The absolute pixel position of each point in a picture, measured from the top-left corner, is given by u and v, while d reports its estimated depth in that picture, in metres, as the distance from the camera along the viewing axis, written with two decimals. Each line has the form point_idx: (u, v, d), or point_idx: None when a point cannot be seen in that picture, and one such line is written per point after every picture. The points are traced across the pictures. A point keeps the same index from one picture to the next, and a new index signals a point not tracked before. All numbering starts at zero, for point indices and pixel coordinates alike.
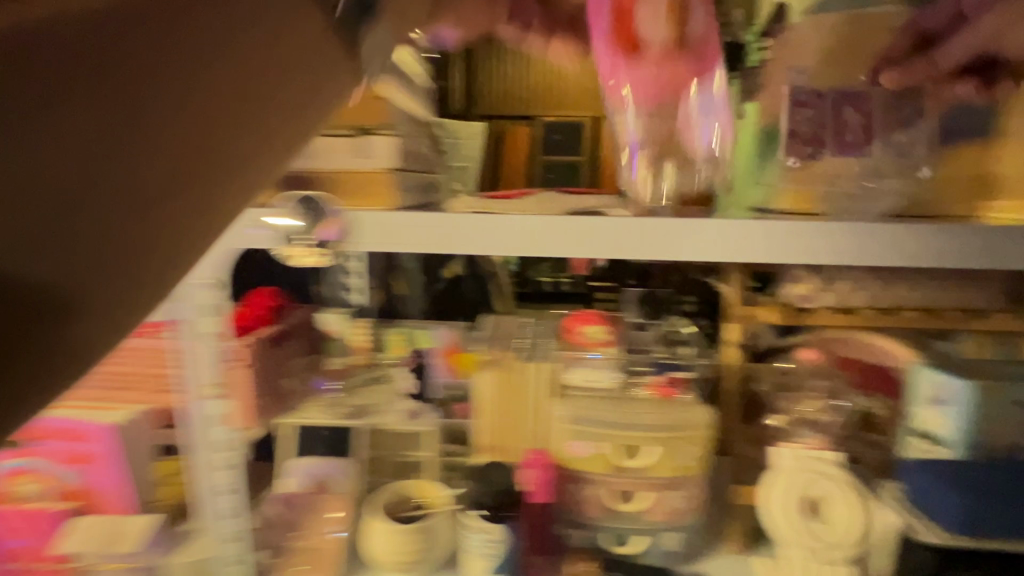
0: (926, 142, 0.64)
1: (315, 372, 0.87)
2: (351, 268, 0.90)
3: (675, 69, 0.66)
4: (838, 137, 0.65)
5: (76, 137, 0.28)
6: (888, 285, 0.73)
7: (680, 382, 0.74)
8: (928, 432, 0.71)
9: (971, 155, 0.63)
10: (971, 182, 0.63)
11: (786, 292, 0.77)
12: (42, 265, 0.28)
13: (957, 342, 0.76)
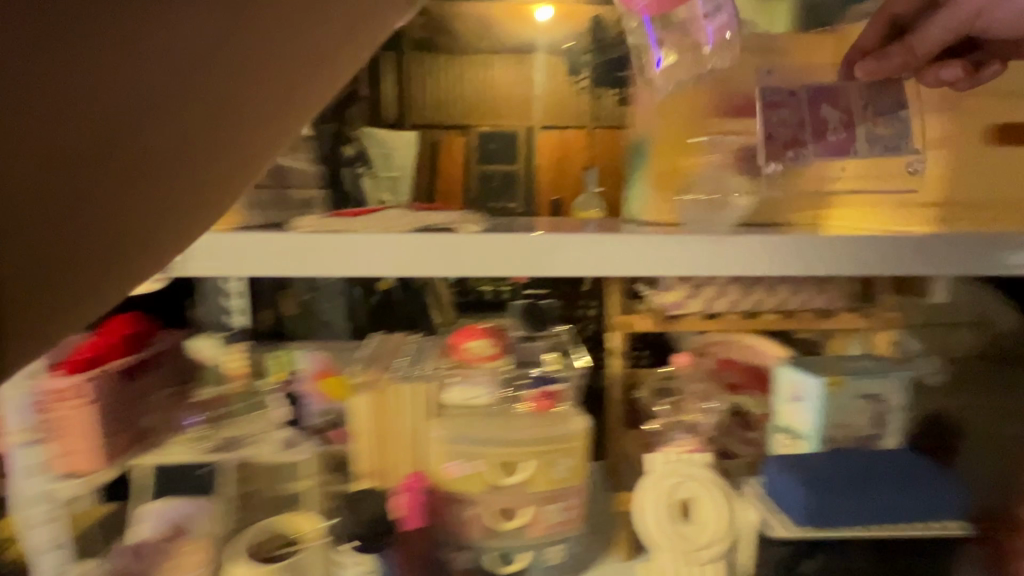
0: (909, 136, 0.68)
1: (182, 406, 0.79)
2: (228, 289, 0.84)
3: None
4: (815, 135, 0.68)
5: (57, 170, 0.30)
6: (751, 290, 0.78)
7: (553, 395, 0.74)
8: (790, 427, 0.79)
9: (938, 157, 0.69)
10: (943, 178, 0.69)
11: (657, 300, 0.81)
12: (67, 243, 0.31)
13: (907, 344, 0.82)
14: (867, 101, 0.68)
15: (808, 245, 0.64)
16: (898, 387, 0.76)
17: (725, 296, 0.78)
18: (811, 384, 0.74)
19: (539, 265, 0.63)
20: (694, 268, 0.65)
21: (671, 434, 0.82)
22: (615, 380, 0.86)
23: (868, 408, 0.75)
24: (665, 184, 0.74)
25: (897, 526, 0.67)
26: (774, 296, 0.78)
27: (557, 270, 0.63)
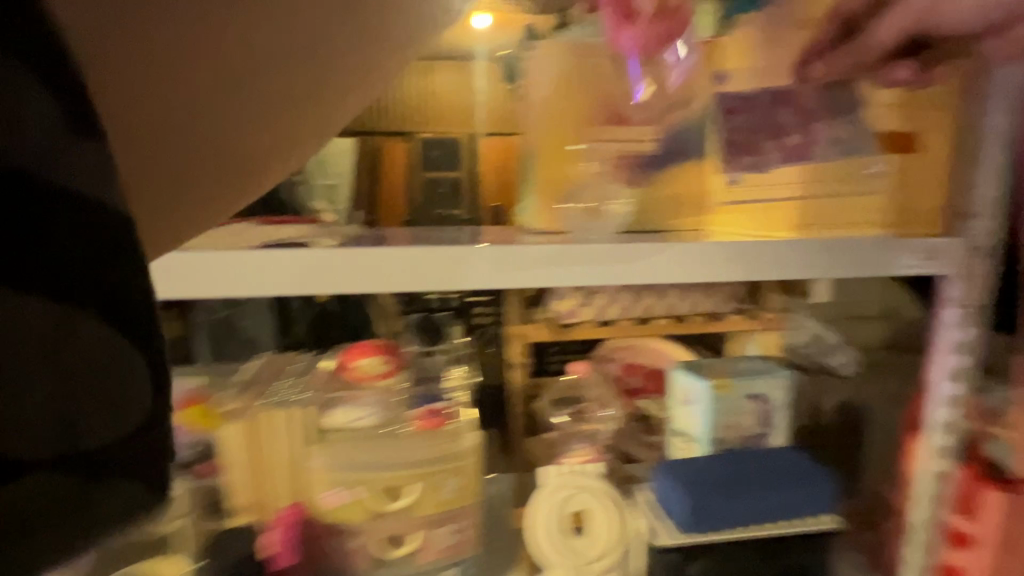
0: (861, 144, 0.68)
1: None
2: None
3: (658, 28, 0.65)
4: (779, 145, 0.71)
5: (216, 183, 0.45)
6: (642, 297, 0.80)
7: (443, 413, 0.71)
8: (684, 430, 0.80)
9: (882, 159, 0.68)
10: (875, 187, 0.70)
11: (553, 308, 0.82)
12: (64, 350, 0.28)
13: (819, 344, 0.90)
14: (818, 105, 0.68)
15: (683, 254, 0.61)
16: (782, 389, 0.77)
17: (617, 302, 0.79)
18: (698, 387, 0.75)
19: (444, 284, 0.59)
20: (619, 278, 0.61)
21: (572, 443, 0.81)
22: (517, 392, 0.87)
23: (755, 408, 0.77)
24: (552, 189, 0.72)
25: (773, 525, 0.66)
26: (663, 301, 0.80)
27: (437, 285, 0.59)
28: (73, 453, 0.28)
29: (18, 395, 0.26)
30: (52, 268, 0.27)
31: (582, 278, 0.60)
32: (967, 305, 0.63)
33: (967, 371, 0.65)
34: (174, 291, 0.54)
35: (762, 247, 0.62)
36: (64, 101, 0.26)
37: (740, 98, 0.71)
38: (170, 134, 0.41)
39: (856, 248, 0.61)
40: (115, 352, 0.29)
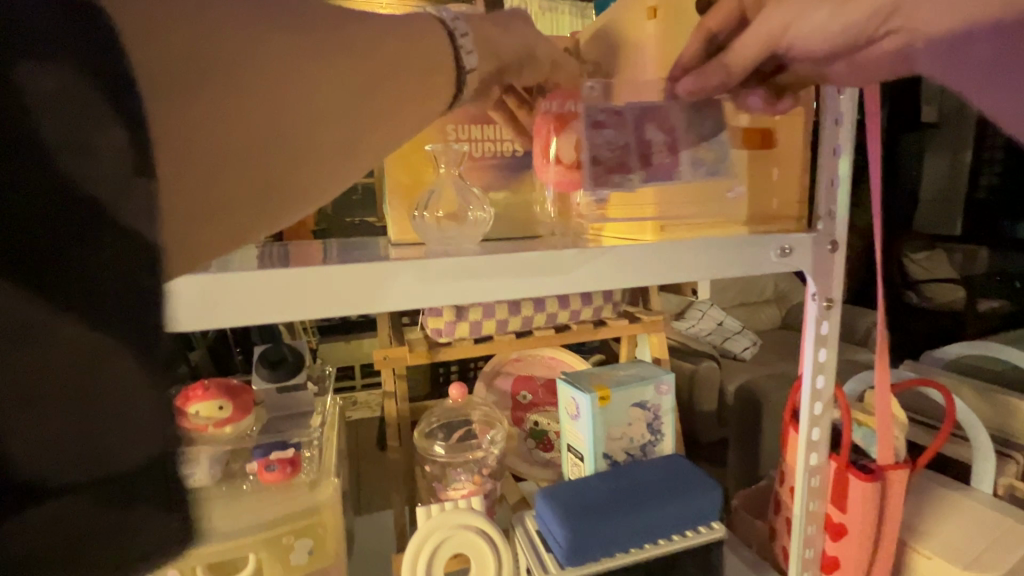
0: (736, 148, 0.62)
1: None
2: None
3: (571, 178, 0.63)
4: (643, 161, 0.61)
5: (219, 160, 0.30)
6: (522, 308, 0.74)
7: (290, 462, 0.60)
8: (574, 447, 0.75)
9: (757, 158, 0.62)
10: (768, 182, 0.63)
11: (425, 326, 0.74)
12: (116, 367, 0.23)
13: None
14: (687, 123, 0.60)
15: (557, 261, 0.51)
16: (667, 393, 0.75)
17: (493, 316, 0.73)
18: (583, 401, 0.70)
19: (357, 308, 0.45)
20: (511, 290, 0.50)
21: (454, 475, 0.73)
22: (390, 420, 0.76)
23: (641, 416, 0.74)
24: (409, 197, 0.65)
25: (660, 542, 0.62)
26: (542, 311, 0.75)
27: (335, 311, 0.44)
28: (103, 478, 0.24)
29: (43, 444, 0.22)
30: (111, 287, 0.23)
31: (487, 294, 0.49)
32: (823, 297, 0.62)
33: (829, 364, 0.65)
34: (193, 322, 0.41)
35: (641, 251, 0.53)
36: (121, 112, 0.23)
37: (608, 111, 0.60)
38: (324, 149, 0.34)
39: (736, 245, 0.57)
40: (143, 382, 0.24)
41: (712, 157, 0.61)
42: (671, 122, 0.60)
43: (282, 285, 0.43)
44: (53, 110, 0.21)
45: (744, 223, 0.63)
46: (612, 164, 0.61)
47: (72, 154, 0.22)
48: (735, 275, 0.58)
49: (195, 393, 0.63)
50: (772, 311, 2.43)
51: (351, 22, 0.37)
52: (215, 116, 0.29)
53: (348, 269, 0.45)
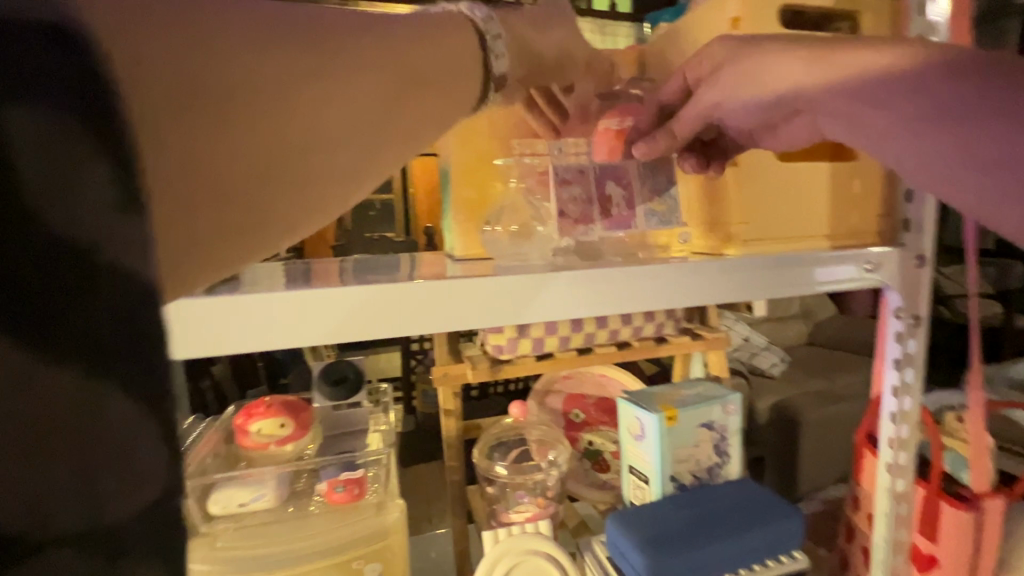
0: (810, 164, 0.61)
1: None
2: None
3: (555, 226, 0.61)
4: (607, 212, 0.62)
5: (219, 187, 0.27)
6: (581, 326, 0.73)
7: (357, 482, 0.59)
8: (638, 469, 0.72)
9: (832, 175, 0.61)
10: (845, 198, 0.62)
11: (486, 343, 0.73)
12: (120, 407, 0.19)
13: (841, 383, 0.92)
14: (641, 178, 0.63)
15: (646, 279, 0.49)
16: (734, 413, 0.72)
17: (555, 333, 0.72)
18: (650, 422, 0.68)
19: (362, 333, 0.42)
20: (609, 305, 0.49)
21: (515, 497, 0.71)
22: (450, 439, 0.75)
23: (708, 437, 0.71)
24: (475, 212, 0.63)
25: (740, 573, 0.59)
26: (603, 328, 0.74)
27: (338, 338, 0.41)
28: (101, 540, 0.19)
29: (29, 490, 0.18)
30: (92, 338, 0.19)
31: (589, 312, 0.48)
32: (912, 315, 0.60)
33: (916, 385, 0.62)
34: (200, 344, 0.39)
35: (732, 265, 0.51)
36: (110, 143, 0.19)
37: (575, 169, 0.63)
38: (334, 168, 0.31)
39: (823, 259, 0.54)
40: (146, 427, 0.20)
41: (663, 209, 0.63)
42: (629, 179, 0.63)
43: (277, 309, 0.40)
44: (33, 147, 0.18)
45: (824, 239, 0.62)
46: (575, 216, 0.62)
47: (59, 202, 0.18)
48: (825, 291, 0.55)
49: (259, 410, 0.63)
50: (800, 325, 2.35)
51: (366, 24, 0.33)
52: (211, 140, 0.26)
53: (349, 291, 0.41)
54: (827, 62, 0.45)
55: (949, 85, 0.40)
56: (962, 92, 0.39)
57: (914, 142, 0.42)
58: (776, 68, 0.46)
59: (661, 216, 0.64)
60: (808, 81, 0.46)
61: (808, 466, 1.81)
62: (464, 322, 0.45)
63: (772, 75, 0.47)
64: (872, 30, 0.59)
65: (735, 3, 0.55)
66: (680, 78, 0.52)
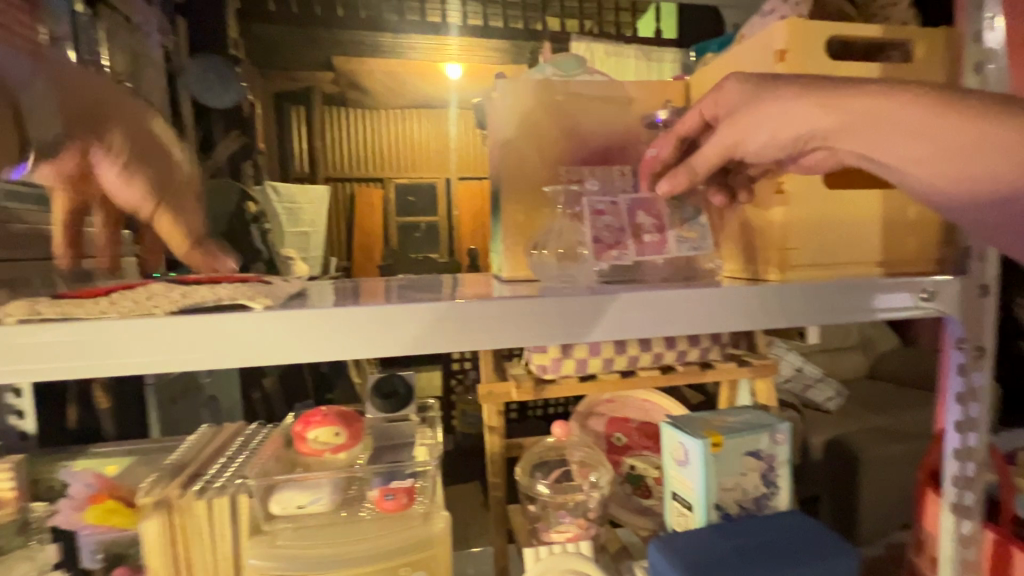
0: (861, 192, 0.60)
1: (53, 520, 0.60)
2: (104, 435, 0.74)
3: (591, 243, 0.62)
4: (640, 238, 0.62)
5: None
6: (623, 350, 0.75)
7: (407, 490, 0.61)
8: (683, 497, 0.71)
9: (885, 201, 0.60)
10: (901, 226, 0.61)
11: (530, 362, 0.75)
12: None
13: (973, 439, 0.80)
14: (680, 208, 0.64)
15: (695, 301, 0.50)
16: (783, 442, 0.71)
17: (599, 354, 0.73)
18: (694, 448, 0.67)
19: (278, 356, 0.43)
20: (657, 327, 0.50)
21: (557, 517, 0.72)
22: (493, 456, 0.77)
23: (755, 466, 0.69)
24: (521, 234, 0.67)
25: None
26: (647, 351, 0.75)
27: (252, 360, 0.43)
28: None
29: None
30: None
31: (637, 333, 0.49)
32: (976, 346, 0.57)
33: (983, 421, 0.60)
34: (234, 357, 0.42)
35: (783, 291, 0.51)
36: None
37: (608, 200, 0.63)
38: None
39: (877, 286, 0.53)
40: None
41: (695, 236, 0.62)
42: (659, 210, 0.63)
43: (187, 330, 0.41)
44: None
45: (877, 265, 0.61)
46: (608, 241, 0.61)
47: None
48: (879, 319, 0.54)
49: (316, 419, 0.66)
50: (858, 358, 2.28)
51: None
52: None
53: (270, 317, 0.43)
54: (843, 106, 0.48)
55: (947, 125, 0.45)
56: (959, 133, 0.44)
57: (937, 175, 0.46)
58: (799, 121, 0.50)
59: (691, 244, 0.63)
60: (824, 124, 0.49)
61: (867, 507, 1.71)
62: (516, 340, 0.47)
63: (795, 119, 0.50)
64: (927, 57, 0.59)
65: (781, 35, 0.56)
66: (697, 115, 0.58)
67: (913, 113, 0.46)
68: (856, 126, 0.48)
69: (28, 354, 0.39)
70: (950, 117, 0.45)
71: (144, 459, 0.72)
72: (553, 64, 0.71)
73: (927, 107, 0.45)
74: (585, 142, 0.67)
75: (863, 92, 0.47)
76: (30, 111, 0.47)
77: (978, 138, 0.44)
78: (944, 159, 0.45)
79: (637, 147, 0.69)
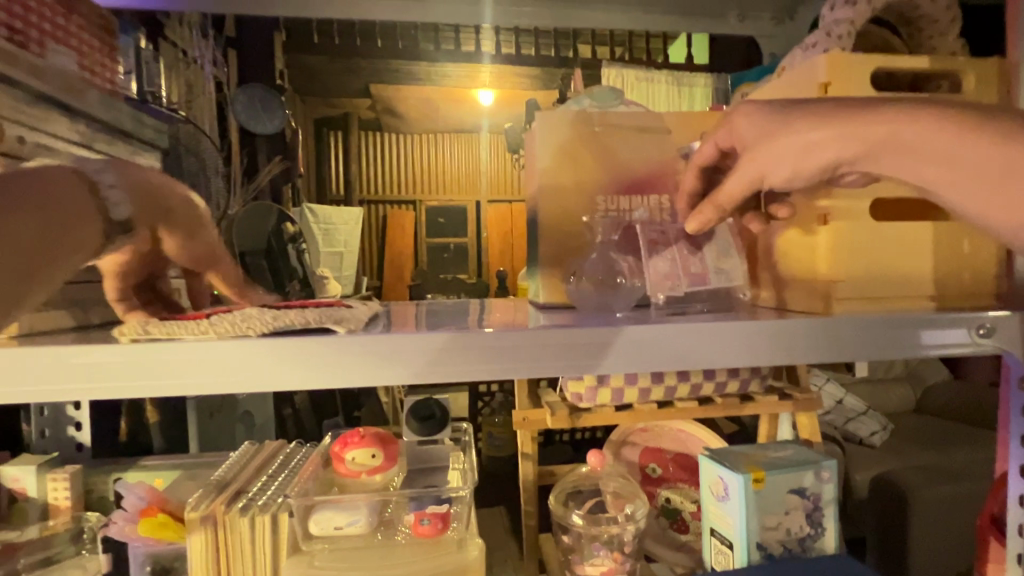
0: (911, 226, 0.59)
1: (107, 530, 0.62)
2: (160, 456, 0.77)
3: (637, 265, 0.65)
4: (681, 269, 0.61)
5: None
6: (659, 379, 0.74)
7: (445, 516, 0.62)
8: (722, 535, 0.68)
9: (938, 235, 0.59)
10: (954, 261, 0.59)
11: (565, 389, 0.75)
12: None
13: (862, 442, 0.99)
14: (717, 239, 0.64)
15: (739, 333, 0.49)
16: (829, 481, 0.68)
17: (635, 383, 0.73)
18: (735, 484, 0.65)
19: (318, 383, 0.44)
20: (698, 359, 0.49)
21: (591, 549, 0.71)
22: (527, 485, 0.77)
23: (800, 505, 0.67)
24: (559, 261, 0.68)
25: None
26: (685, 381, 0.74)
27: (293, 386, 0.44)
28: None
29: None
30: None
31: (679, 364, 0.49)
32: None
33: None
34: (282, 381, 0.43)
35: (830, 326, 0.50)
36: None
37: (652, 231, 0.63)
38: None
39: (930, 323, 0.51)
40: None
41: (729, 267, 0.63)
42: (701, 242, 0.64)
43: (237, 355, 0.43)
44: None
45: (930, 300, 0.58)
46: (664, 272, 0.62)
47: None
48: (930, 355, 0.52)
49: (354, 439, 0.67)
50: (905, 390, 2.19)
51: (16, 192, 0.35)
52: None
53: (316, 343, 0.44)
54: (885, 140, 0.47)
55: (986, 160, 0.44)
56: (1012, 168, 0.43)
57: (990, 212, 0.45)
58: (829, 159, 0.50)
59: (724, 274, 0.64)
60: (866, 160, 0.48)
61: (918, 551, 1.61)
62: (559, 369, 0.47)
63: (815, 155, 0.49)
64: (977, 88, 0.58)
65: (823, 68, 0.56)
66: (712, 146, 0.59)
67: (965, 149, 0.45)
68: (880, 153, 0.48)
69: (93, 373, 0.41)
70: (1006, 152, 0.44)
71: (189, 474, 0.75)
72: (591, 97, 0.73)
73: (979, 141, 0.45)
74: (622, 174, 0.68)
75: (911, 126, 0.47)
76: (107, 190, 0.41)
77: (1007, 166, 0.44)
78: (976, 189, 0.45)
79: (676, 179, 0.69)
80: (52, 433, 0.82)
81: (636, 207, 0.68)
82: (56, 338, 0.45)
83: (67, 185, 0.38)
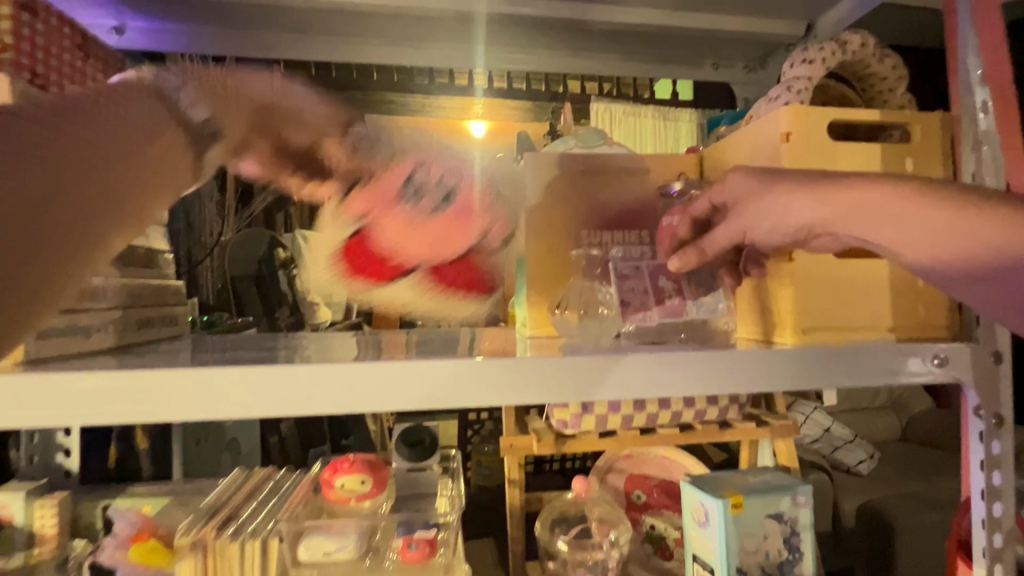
0: (869, 263, 0.63)
1: (96, 556, 0.63)
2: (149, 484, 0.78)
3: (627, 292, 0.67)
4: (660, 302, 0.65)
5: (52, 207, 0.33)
6: (641, 407, 0.77)
7: (432, 542, 0.63)
8: (703, 559, 0.70)
9: (895, 273, 0.63)
10: (912, 296, 0.63)
11: (551, 416, 0.77)
12: None
13: None
14: (692, 275, 0.68)
15: (712, 361, 0.53)
16: (805, 505, 0.70)
17: (618, 411, 0.75)
18: (715, 508, 0.67)
19: (315, 409, 0.46)
20: (674, 385, 0.52)
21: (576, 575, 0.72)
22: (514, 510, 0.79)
23: (777, 528, 0.69)
24: (545, 291, 0.71)
25: None
26: (666, 409, 0.77)
27: (291, 411, 0.46)
28: None
29: None
30: None
31: (657, 390, 0.52)
32: (994, 412, 0.58)
33: (1007, 490, 0.60)
34: (281, 407, 0.46)
35: (798, 356, 0.54)
36: None
37: (632, 265, 0.68)
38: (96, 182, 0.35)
39: (889, 354, 0.55)
40: None
41: (713, 300, 0.66)
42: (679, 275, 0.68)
43: (238, 382, 0.45)
44: None
45: (890, 332, 0.63)
46: (636, 304, 0.66)
47: None
48: (892, 383, 0.55)
49: (344, 466, 0.68)
50: (891, 419, 2.23)
51: (102, 105, 0.38)
52: (64, 194, 0.34)
53: (317, 372, 0.46)
54: (838, 191, 0.52)
55: (926, 208, 0.49)
56: (949, 215, 0.48)
57: (931, 253, 0.50)
58: (792, 207, 0.55)
59: (708, 308, 0.67)
60: (821, 210, 0.53)
61: None
62: (546, 395, 0.50)
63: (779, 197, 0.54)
64: (924, 138, 0.63)
65: (786, 119, 0.61)
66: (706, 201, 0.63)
67: (908, 198, 0.50)
68: (836, 197, 0.53)
69: (99, 399, 0.43)
70: (941, 203, 0.49)
71: (179, 500, 0.76)
72: (576, 137, 0.78)
73: (920, 191, 0.50)
74: (603, 209, 0.73)
75: (857, 179, 0.52)
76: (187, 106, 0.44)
77: (943, 215, 0.49)
78: (920, 234, 0.50)
79: (655, 216, 0.74)
80: (41, 459, 0.83)
81: (618, 242, 0.73)
82: (63, 365, 0.47)
83: (146, 104, 0.41)
